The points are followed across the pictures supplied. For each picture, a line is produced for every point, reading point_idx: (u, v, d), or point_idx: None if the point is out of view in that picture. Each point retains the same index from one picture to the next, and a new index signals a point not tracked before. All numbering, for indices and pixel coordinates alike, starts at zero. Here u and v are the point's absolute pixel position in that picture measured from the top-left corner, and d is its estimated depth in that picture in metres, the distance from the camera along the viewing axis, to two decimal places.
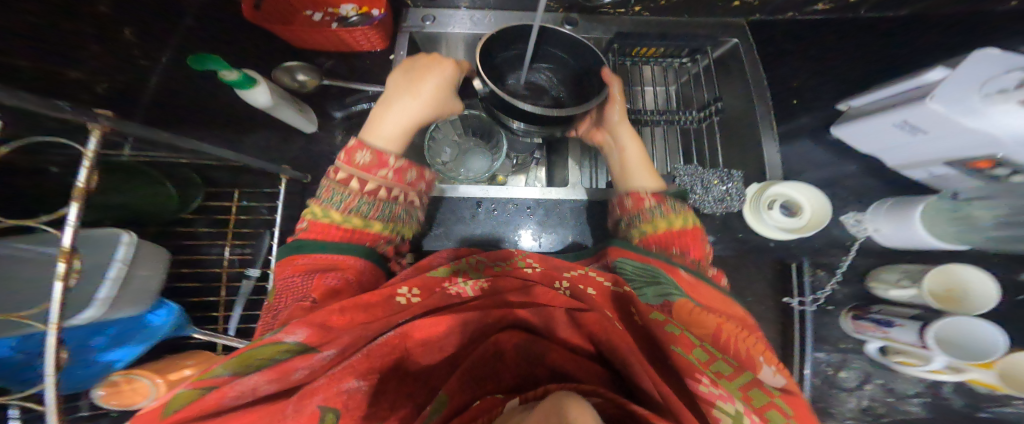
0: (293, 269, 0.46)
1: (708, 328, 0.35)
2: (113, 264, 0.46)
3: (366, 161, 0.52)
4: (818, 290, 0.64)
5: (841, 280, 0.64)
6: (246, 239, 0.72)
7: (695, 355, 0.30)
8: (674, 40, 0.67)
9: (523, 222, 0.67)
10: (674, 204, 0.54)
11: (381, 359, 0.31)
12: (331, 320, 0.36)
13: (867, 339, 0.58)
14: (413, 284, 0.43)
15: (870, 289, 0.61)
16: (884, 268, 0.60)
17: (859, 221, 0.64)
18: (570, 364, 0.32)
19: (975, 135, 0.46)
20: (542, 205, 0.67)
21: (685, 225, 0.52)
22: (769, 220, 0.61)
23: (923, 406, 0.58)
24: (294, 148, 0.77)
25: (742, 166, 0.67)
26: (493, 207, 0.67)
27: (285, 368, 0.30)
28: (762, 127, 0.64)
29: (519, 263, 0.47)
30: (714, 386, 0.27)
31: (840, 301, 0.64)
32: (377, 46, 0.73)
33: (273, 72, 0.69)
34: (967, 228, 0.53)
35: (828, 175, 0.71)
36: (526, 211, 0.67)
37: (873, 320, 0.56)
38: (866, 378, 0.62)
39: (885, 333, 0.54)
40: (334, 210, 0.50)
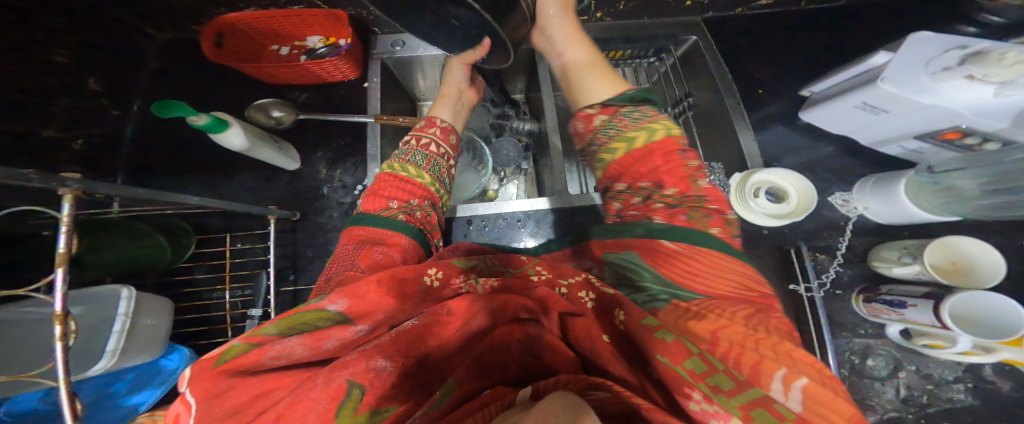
0: (348, 240, 0.47)
1: (705, 332, 0.27)
2: (118, 318, 0.44)
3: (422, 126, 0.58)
4: (823, 275, 0.62)
5: (843, 262, 0.62)
6: (245, 280, 0.70)
7: (687, 364, 0.26)
8: (638, 41, 0.69)
9: (515, 234, 0.66)
10: (632, 112, 0.41)
11: (407, 343, 0.30)
12: (369, 292, 0.32)
13: (886, 322, 0.56)
14: (439, 265, 0.37)
15: (874, 269, 0.59)
16: (884, 246, 0.58)
17: (848, 200, 0.62)
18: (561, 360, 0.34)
19: (932, 111, 0.47)
20: (532, 217, 0.66)
21: (651, 138, 0.39)
22: (755, 206, 0.58)
23: (969, 393, 0.55)
24: (280, 185, 0.74)
25: (725, 159, 0.65)
26: (484, 223, 0.66)
27: (320, 335, 0.29)
28: (735, 118, 0.62)
29: (528, 271, 0.40)
30: (707, 403, 0.24)
31: (847, 285, 0.62)
32: (350, 75, 0.72)
33: (247, 111, 0.68)
34: (952, 198, 0.51)
35: (809, 158, 0.68)
36: (517, 224, 0.66)
37: (886, 302, 0.54)
38: (898, 365, 0.58)
39: (901, 315, 0.52)
40: (398, 162, 0.53)
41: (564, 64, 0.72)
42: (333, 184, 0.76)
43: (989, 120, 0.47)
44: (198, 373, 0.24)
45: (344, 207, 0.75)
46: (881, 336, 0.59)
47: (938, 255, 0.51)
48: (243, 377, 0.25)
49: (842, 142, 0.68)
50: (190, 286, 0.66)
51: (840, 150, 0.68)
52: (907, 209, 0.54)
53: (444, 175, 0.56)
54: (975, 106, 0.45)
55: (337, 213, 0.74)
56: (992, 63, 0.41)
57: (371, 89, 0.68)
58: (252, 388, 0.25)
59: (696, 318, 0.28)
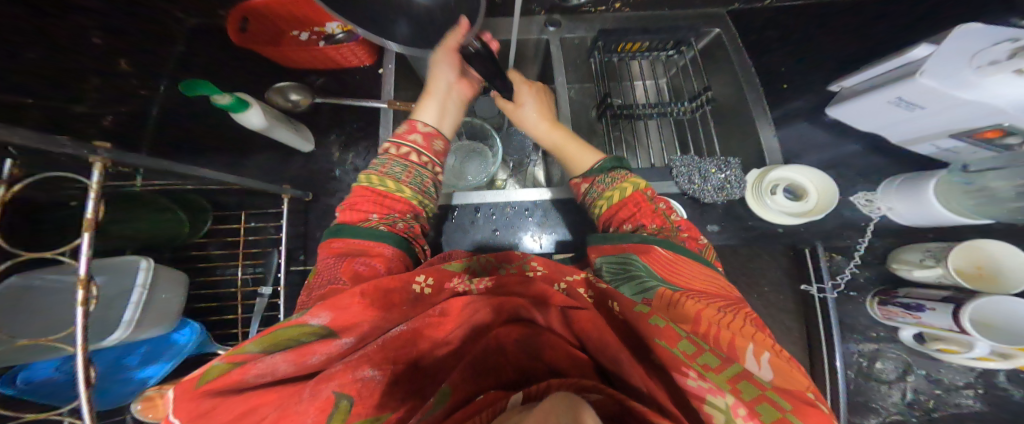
0: (326, 252, 0.47)
1: (690, 317, 0.31)
2: (136, 289, 0.46)
3: (409, 129, 0.57)
4: (836, 276, 0.60)
5: (858, 263, 0.61)
6: (257, 258, 0.72)
7: (680, 347, 0.27)
8: (657, 32, 0.66)
9: (524, 224, 0.66)
10: (609, 177, 0.52)
11: (394, 350, 0.32)
12: (353, 303, 0.34)
13: (900, 326, 0.55)
14: (428, 271, 0.40)
15: (893, 271, 0.58)
16: (905, 248, 0.56)
17: (871, 201, 0.60)
18: (561, 361, 0.34)
19: (972, 107, 0.46)
20: (541, 206, 0.67)
21: (627, 193, 0.50)
22: (773, 206, 0.57)
23: (978, 399, 0.55)
24: (295, 166, 0.75)
25: (741, 154, 0.64)
26: (493, 211, 0.66)
27: (306, 350, 0.30)
28: (756, 113, 0.61)
29: (524, 266, 0.43)
30: (702, 380, 0.25)
31: (861, 286, 0.61)
32: (368, 61, 0.73)
33: (267, 93, 0.69)
34: (984, 199, 0.50)
35: (832, 156, 0.66)
36: (525, 213, 0.66)
37: (901, 304, 0.53)
38: (907, 369, 0.57)
39: (918, 319, 0.51)
40: (373, 174, 0.52)
41: (580, 56, 0.71)
42: (346, 167, 0.77)
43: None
44: (183, 399, 0.25)
45: None
46: (892, 339, 0.58)
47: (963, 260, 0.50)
48: (230, 395, 0.26)
49: (871, 140, 0.66)
50: (206, 261, 0.68)
51: (861, 149, 0.66)
52: (934, 211, 0.53)
53: (427, 186, 0.54)
54: (1020, 103, 0.43)
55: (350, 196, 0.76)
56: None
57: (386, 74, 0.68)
58: (236, 405, 0.26)
59: (676, 309, 0.32)
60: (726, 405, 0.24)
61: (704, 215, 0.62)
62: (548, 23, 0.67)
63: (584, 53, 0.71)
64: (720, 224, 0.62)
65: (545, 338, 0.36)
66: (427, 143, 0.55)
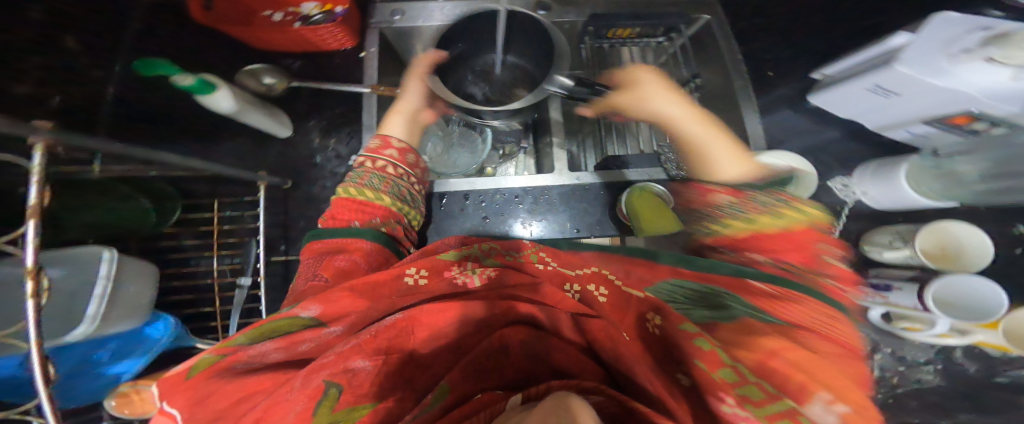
0: (307, 253, 0.49)
1: (757, 352, 0.29)
2: (98, 282, 0.43)
3: (378, 145, 0.58)
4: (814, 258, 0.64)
5: (837, 246, 0.63)
6: (233, 248, 0.69)
7: (720, 372, 0.27)
8: (648, 18, 0.64)
9: (512, 211, 0.66)
10: (763, 200, 0.44)
11: (386, 340, 0.33)
12: (340, 298, 0.39)
13: None
14: (421, 264, 0.43)
15: (863, 252, 0.61)
16: (876, 230, 0.59)
17: (847, 186, 0.64)
18: (573, 365, 0.34)
19: (943, 95, 0.47)
20: (530, 193, 0.66)
21: (786, 223, 0.41)
22: None
23: (938, 374, 0.57)
24: (273, 154, 0.72)
25: (726, 140, 0.65)
26: (482, 199, 0.66)
27: (295, 339, 0.34)
28: (742, 99, 0.61)
29: (532, 257, 0.45)
30: (739, 408, 0.24)
31: (837, 269, 0.63)
32: (347, 43, 0.70)
33: (237, 76, 0.66)
34: (952, 182, 0.54)
35: (813, 142, 0.67)
36: (514, 200, 0.66)
37: (873, 285, 0.56)
38: (875, 348, 0.60)
39: (885, 299, 0.54)
40: (350, 186, 0.54)
41: (571, 42, 0.70)
42: (326, 153, 0.74)
43: (1002, 108, 0.45)
44: (172, 391, 0.29)
45: (338, 179, 0.74)
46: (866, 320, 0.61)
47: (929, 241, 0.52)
48: (221, 377, 0.30)
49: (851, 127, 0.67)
50: (177, 252, 0.66)
51: (841, 135, 0.67)
52: (904, 193, 0.55)
53: (405, 195, 0.55)
54: (991, 91, 0.43)
55: (332, 184, 0.74)
56: (1015, 44, 0.40)
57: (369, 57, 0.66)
58: (231, 384, 0.29)
59: (743, 348, 0.31)
60: None
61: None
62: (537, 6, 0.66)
63: (576, 39, 0.70)
64: None
65: (552, 342, 0.36)
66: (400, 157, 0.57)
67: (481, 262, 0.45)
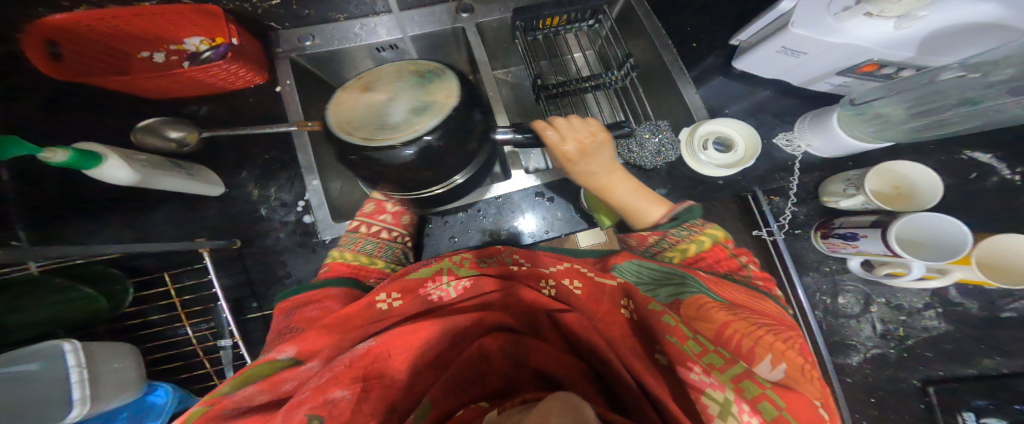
0: (277, 312, 0.48)
1: (716, 320, 0.31)
2: (70, 370, 0.41)
3: (371, 210, 0.62)
4: (780, 217, 0.63)
5: (796, 201, 0.63)
6: (206, 313, 0.64)
7: (688, 345, 0.29)
8: (573, 3, 0.62)
9: (479, 225, 0.63)
10: (682, 230, 0.47)
11: (363, 367, 0.31)
12: (315, 336, 0.38)
13: (847, 256, 0.56)
14: (393, 288, 0.42)
15: (825, 203, 0.60)
16: (830, 180, 0.58)
17: (791, 140, 0.63)
18: (552, 363, 0.31)
19: (844, 49, 0.48)
20: (492, 204, 0.63)
21: (702, 249, 0.45)
22: (707, 160, 0.58)
23: (941, 319, 0.57)
24: (209, 213, 0.65)
25: (669, 117, 0.64)
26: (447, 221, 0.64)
27: (275, 379, 0.33)
28: (675, 73, 0.61)
29: (506, 259, 0.47)
30: (704, 374, 0.26)
31: (804, 223, 0.63)
32: (256, 79, 0.63)
33: (133, 137, 0.54)
34: (881, 125, 0.53)
35: (749, 104, 0.69)
36: (478, 214, 0.63)
37: (840, 236, 0.54)
38: (869, 300, 0.60)
39: (856, 248, 0.52)
40: (347, 250, 0.59)
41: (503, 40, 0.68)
42: (270, 203, 0.71)
43: (901, 53, 0.47)
44: None
45: (290, 227, 0.70)
46: (842, 272, 0.61)
47: (880, 183, 0.53)
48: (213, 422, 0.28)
49: (780, 85, 0.68)
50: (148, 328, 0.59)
51: (772, 94, 0.68)
52: (841, 139, 0.56)
53: (399, 257, 0.62)
54: (881, 41, 0.45)
55: (285, 234, 0.70)
56: None
57: (286, 92, 0.62)
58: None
59: (701, 321, 0.32)
60: (726, 400, 0.24)
61: (650, 180, 0.63)
62: (459, 9, 0.63)
63: (507, 37, 0.68)
64: (666, 186, 0.64)
65: (530, 341, 0.34)
66: (396, 220, 0.62)
67: (455, 273, 0.43)
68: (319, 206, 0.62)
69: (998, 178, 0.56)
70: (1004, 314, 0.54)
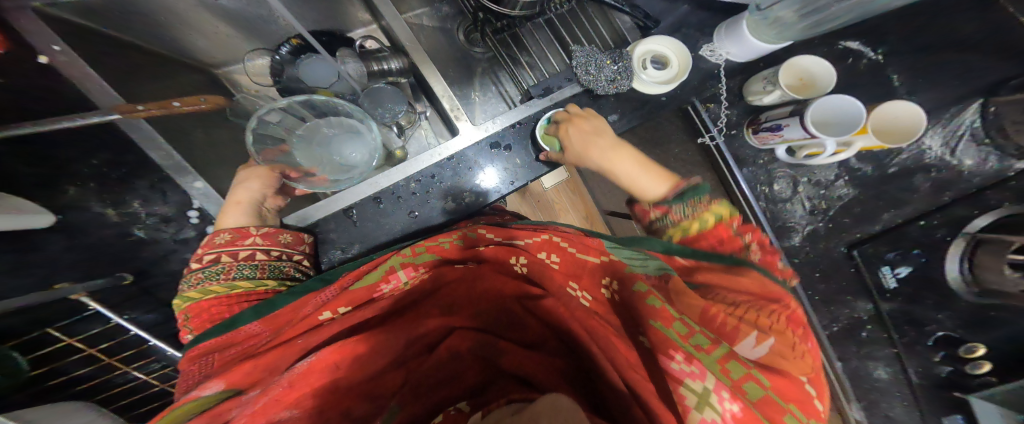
0: (187, 361, 0.35)
1: (701, 303, 0.29)
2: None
3: (289, 240, 0.49)
4: (717, 121, 0.65)
5: (728, 105, 0.64)
6: (139, 358, 0.58)
7: (675, 327, 0.29)
8: None
9: (467, 175, 0.57)
10: (684, 206, 0.42)
11: (305, 386, 0.30)
12: (297, 382, 0.30)
13: (773, 147, 0.61)
14: (406, 264, 0.37)
15: (750, 103, 0.62)
16: (750, 81, 0.60)
17: (714, 50, 0.60)
18: (525, 359, 0.37)
19: None
20: (466, 154, 0.57)
21: (707, 226, 0.39)
22: (647, 78, 0.56)
23: (848, 185, 0.63)
24: None
25: (605, 42, 0.59)
26: (396, 194, 0.56)
27: (216, 410, 0.28)
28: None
29: (472, 234, 0.40)
30: (686, 363, 0.28)
31: (738, 123, 0.65)
32: None
33: None
34: (780, 28, 0.52)
35: (672, 21, 0.61)
36: (461, 167, 0.57)
37: (768, 128, 0.58)
38: (796, 181, 0.65)
39: (781, 137, 0.56)
40: (212, 283, 0.44)
41: None
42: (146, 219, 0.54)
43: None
44: None
45: (193, 241, 0.57)
46: (774, 163, 0.66)
47: (786, 78, 0.55)
48: None
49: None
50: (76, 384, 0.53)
51: (691, 9, 0.61)
52: (749, 43, 0.54)
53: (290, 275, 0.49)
54: None
55: (192, 252, 0.57)
56: None
57: (65, 62, 0.42)
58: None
59: (684, 296, 0.30)
60: (705, 388, 0.26)
61: (615, 103, 0.59)
62: None
63: None
64: (616, 113, 0.60)
65: (502, 345, 0.38)
66: (271, 242, 0.47)
67: (416, 265, 0.38)
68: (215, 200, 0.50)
69: (867, 60, 0.60)
70: (891, 169, 0.62)
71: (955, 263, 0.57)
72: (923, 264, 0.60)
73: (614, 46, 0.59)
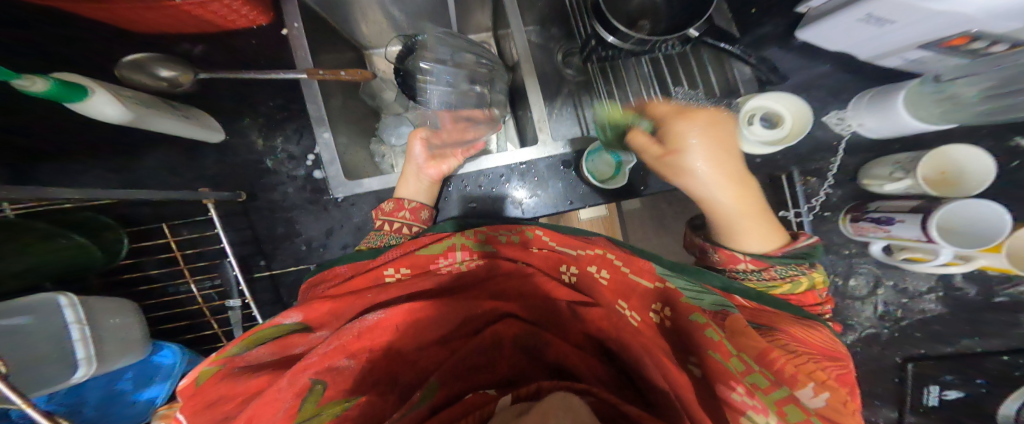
0: (296, 309, 0.39)
1: (754, 347, 0.28)
2: (71, 327, 0.42)
3: (391, 209, 0.58)
4: (812, 199, 0.62)
5: (832, 184, 0.61)
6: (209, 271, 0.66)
7: (733, 363, 0.25)
8: None
9: (504, 188, 0.64)
10: (784, 268, 0.46)
11: (371, 340, 0.32)
12: (381, 333, 0.32)
13: (870, 240, 0.56)
14: (463, 249, 0.43)
15: (865, 187, 0.57)
16: (875, 164, 0.55)
17: (842, 119, 0.59)
18: (571, 357, 0.30)
19: (944, 17, 0.39)
20: (515, 171, 0.64)
21: (798, 290, 0.46)
22: (752, 137, 0.56)
23: (938, 301, 0.59)
24: (209, 165, 0.63)
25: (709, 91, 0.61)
26: (464, 183, 0.65)
27: (286, 343, 0.35)
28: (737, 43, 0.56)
29: (528, 234, 0.44)
30: (749, 396, 0.22)
31: (835, 206, 0.62)
32: (258, 18, 0.59)
33: (120, 72, 0.50)
34: (952, 107, 0.47)
35: (800, 80, 0.62)
36: (500, 179, 0.65)
37: (872, 220, 0.53)
38: (877, 283, 0.61)
39: (887, 233, 0.51)
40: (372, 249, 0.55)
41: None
42: (278, 156, 0.66)
43: (1002, 25, 0.37)
44: (186, 397, 0.30)
45: (300, 180, 0.66)
46: (863, 255, 0.61)
47: (928, 168, 0.48)
48: (227, 379, 0.31)
49: (842, 59, 0.61)
50: (147, 283, 0.63)
51: (831, 69, 0.61)
52: (900, 117, 0.51)
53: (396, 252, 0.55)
54: (988, 9, 0.36)
55: (295, 188, 0.66)
56: None
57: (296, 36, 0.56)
58: (237, 385, 0.30)
59: (743, 336, 0.30)
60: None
61: None
62: None
63: None
64: None
65: (546, 337, 0.32)
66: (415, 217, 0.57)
67: (468, 249, 0.43)
68: (331, 162, 0.60)
69: None
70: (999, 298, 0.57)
71: (1015, 403, 0.55)
72: (979, 393, 0.58)
73: (720, 95, 0.60)
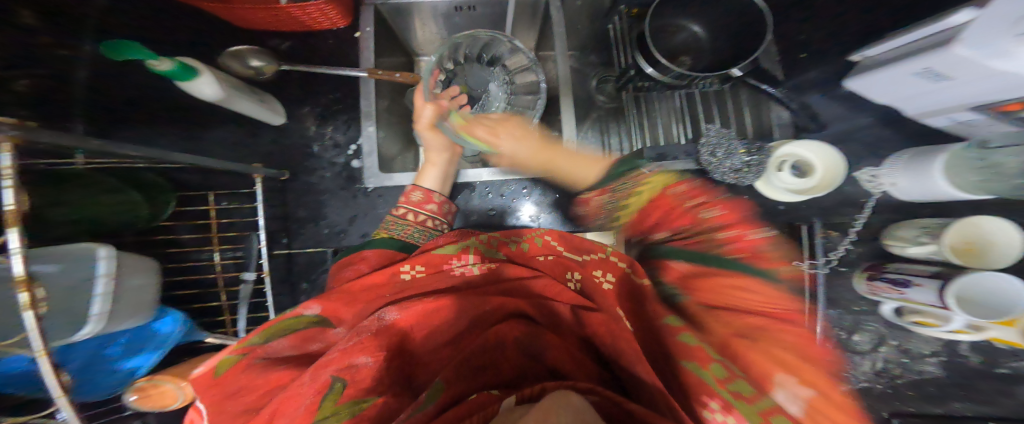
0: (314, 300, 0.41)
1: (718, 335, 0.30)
2: (98, 279, 0.40)
3: (418, 199, 0.56)
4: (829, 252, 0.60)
5: (854, 239, 0.61)
6: (235, 241, 0.69)
7: (711, 370, 0.26)
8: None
9: (522, 200, 0.70)
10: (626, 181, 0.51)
11: (386, 339, 0.33)
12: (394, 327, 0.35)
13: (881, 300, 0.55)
14: (475, 252, 0.46)
15: (887, 246, 0.57)
16: (902, 225, 0.55)
17: (874, 177, 0.60)
18: (566, 364, 0.32)
19: (1007, 79, 0.39)
20: (538, 185, 0.70)
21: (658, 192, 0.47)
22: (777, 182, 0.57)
23: (939, 365, 0.56)
24: (264, 142, 0.69)
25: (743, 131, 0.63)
26: (487, 188, 0.70)
27: (305, 338, 0.37)
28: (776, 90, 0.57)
29: (539, 239, 0.47)
30: (721, 412, 0.23)
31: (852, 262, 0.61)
32: (339, 22, 0.67)
33: (222, 58, 0.60)
34: (993, 177, 0.46)
35: (841, 129, 0.63)
36: (522, 191, 0.70)
37: (889, 280, 0.52)
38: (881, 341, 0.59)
39: (902, 295, 0.50)
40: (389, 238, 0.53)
41: (596, 20, 0.67)
42: (324, 142, 0.71)
43: None
44: (204, 388, 0.32)
45: (338, 167, 0.71)
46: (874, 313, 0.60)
47: (954, 236, 0.48)
48: (248, 373, 0.33)
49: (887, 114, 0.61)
50: (175, 246, 0.65)
51: (872, 123, 0.62)
52: (936, 182, 0.51)
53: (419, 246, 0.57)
54: None
55: (332, 174, 0.71)
56: None
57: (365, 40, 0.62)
58: (259, 378, 0.32)
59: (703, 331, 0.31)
60: None
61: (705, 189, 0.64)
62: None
63: (601, 18, 0.67)
64: None
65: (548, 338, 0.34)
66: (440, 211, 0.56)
67: (480, 254, 0.45)
68: (371, 153, 0.65)
69: None
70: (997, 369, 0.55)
71: None
72: None
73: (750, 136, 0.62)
